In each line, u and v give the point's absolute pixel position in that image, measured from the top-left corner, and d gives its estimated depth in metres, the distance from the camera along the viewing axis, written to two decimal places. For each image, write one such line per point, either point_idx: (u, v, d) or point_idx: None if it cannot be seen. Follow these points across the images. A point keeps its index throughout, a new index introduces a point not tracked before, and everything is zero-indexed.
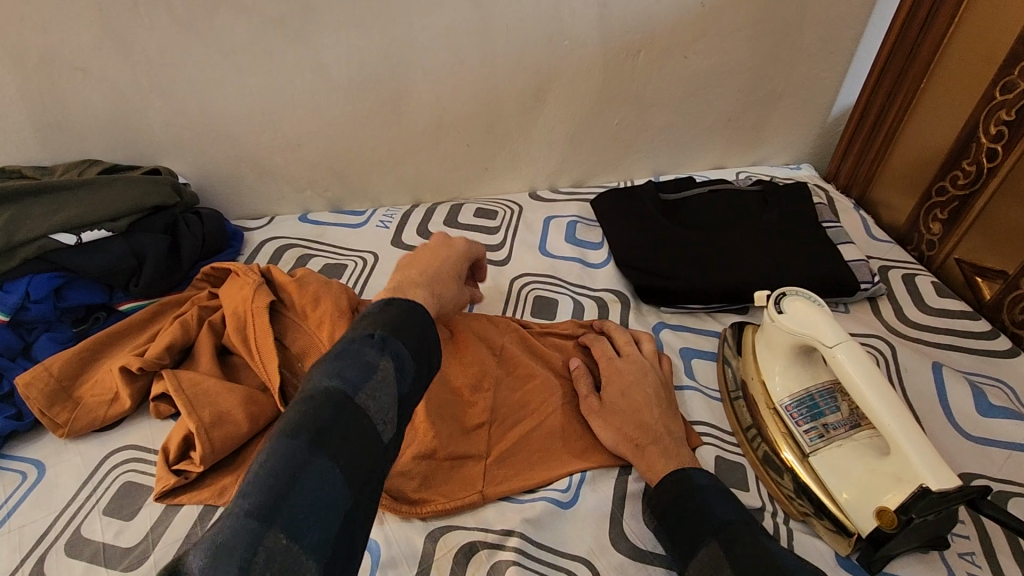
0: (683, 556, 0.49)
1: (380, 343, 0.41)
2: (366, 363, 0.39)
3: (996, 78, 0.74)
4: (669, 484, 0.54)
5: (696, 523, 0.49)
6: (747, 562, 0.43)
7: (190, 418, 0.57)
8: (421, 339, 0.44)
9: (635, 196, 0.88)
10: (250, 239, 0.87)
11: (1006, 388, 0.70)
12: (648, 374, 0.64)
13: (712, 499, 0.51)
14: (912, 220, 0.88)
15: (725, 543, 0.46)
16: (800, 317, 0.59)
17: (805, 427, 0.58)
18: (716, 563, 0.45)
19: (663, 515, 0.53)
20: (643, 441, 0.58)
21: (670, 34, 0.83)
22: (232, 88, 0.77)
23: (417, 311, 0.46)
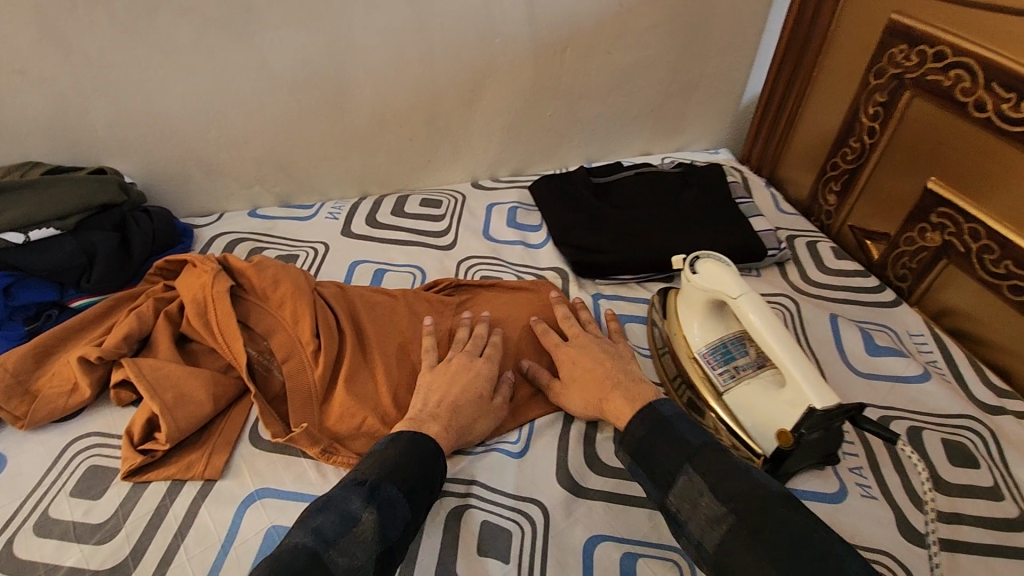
0: (662, 486, 0.54)
1: (369, 492, 0.50)
2: (347, 515, 0.48)
3: (871, 65, 0.85)
4: (638, 421, 0.58)
5: (669, 452, 0.54)
6: (728, 487, 0.49)
7: (153, 401, 0.59)
8: (416, 478, 0.53)
9: (569, 180, 0.95)
10: (201, 235, 0.89)
11: (890, 332, 0.81)
12: (591, 345, 0.68)
13: (680, 425, 0.56)
14: (813, 193, 0.99)
15: (701, 470, 0.52)
16: (709, 276, 0.67)
17: (719, 368, 0.66)
18: (697, 490, 0.51)
19: (631, 445, 0.57)
20: (606, 392, 0.62)
21: (593, 32, 0.91)
22: (177, 87, 0.79)
23: (417, 449, 0.55)
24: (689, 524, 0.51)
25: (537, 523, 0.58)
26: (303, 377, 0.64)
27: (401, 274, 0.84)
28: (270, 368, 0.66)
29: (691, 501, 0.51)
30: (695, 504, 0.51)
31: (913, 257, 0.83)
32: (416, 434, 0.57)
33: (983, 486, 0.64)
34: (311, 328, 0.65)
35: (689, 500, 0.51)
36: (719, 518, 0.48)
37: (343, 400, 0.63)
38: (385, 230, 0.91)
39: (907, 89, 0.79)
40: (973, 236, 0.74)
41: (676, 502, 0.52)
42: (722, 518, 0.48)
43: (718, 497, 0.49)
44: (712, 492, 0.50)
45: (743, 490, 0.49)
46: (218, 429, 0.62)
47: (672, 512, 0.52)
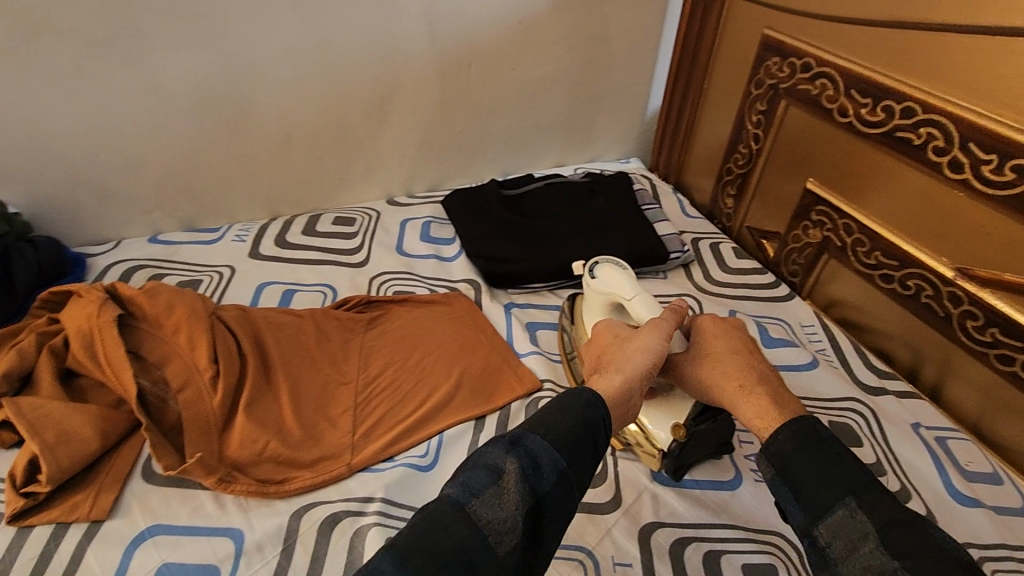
0: (811, 512, 0.42)
1: (511, 443, 0.43)
2: (490, 467, 0.41)
3: (751, 76, 0.91)
4: (787, 434, 0.45)
5: (829, 480, 0.42)
6: (906, 541, 0.38)
7: (32, 441, 0.56)
8: (573, 432, 0.44)
9: (481, 193, 0.97)
10: (96, 264, 0.84)
11: (784, 324, 0.86)
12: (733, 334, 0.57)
13: (842, 451, 0.44)
14: (713, 198, 1.05)
15: (871, 510, 0.40)
16: (608, 279, 0.69)
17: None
18: (862, 531, 0.40)
19: (780, 464, 0.45)
20: (749, 384, 0.51)
21: (496, 49, 0.94)
22: (61, 111, 0.76)
23: (571, 403, 0.46)
24: (845, 570, 0.40)
25: None
26: (201, 407, 0.62)
27: (312, 293, 0.83)
28: (164, 397, 0.64)
29: (849, 545, 0.40)
30: (855, 547, 0.40)
31: (800, 254, 0.89)
32: (583, 390, 0.48)
33: (866, 462, 0.68)
34: (208, 355, 0.63)
35: (848, 541, 0.40)
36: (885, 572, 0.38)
37: (243, 427, 0.61)
38: (296, 250, 0.89)
39: (783, 98, 0.85)
40: (848, 231, 0.80)
41: (827, 536, 0.41)
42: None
43: (890, 548, 0.38)
44: (882, 541, 0.39)
45: (930, 557, 0.37)
46: (108, 465, 0.60)
47: (819, 548, 0.42)
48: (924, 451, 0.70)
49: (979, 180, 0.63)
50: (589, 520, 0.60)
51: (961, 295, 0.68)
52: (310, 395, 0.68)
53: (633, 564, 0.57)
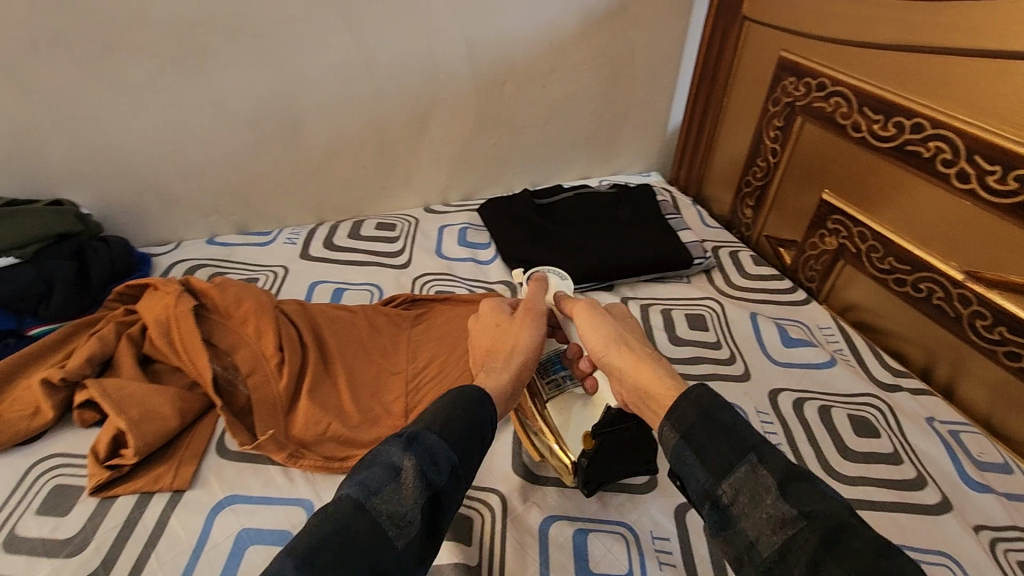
0: (713, 470, 0.46)
1: (406, 443, 0.47)
2: (389, 465, 0.46)
3: (768, 95, 0.97)
4: (688, 403, 0.50)
5: (729, 441, 0.46)
6: (797, 489, 0.43)
7: (119, 417, 0.61)
8: (462, 425, 0.50)
9: (515, 202, 1.04)
10: (159, 263, 0.91)
11: (803, 325, 0.91)
12: (632, 327, 0.66)
13: (738, 418, 0.48)
14: (733, 209, 1.11)
15: (768, 465, 0.45)
16: (540, 286, 0.75)
17: (550, 377, 0.66)
18: (762, 485, 0.44)
19: (685, 428, 0.49)
20: (650, 357, 0.58)
21: (528, 69, 1.01)
22: (135, 121, 0.83)
23: (459, 400, 0.52)
24: (746, 522, 0.43)
25: (496, 508, 0.62)
26: (268, 390, 0.67)
27: (360, 292, 0.89)
28: (234, 382, 0.69)
29: (752, 498, 0.44)
30: (756, 499, 0.44)
31: (816, 260, 0.95)
32: (476, 390, 0.53)
33: (883, 452, 0.73)
34: (274, 342, 0.69)
35: (750, 494, 0.44)
36: (784, 519, 0.42)
37: (307, 408, 0.67)
38: (343, 252, 0.96)
39: (798, 115, 0.92)
40: (861, 238, 0.86)
41: (729, 493, 0.45)
42: (793, 522, 0.42)
43: (788, 498, 0.43)
44: (778, 491, 0.43)
45: (819, 503, 0.42)
46: (184, 443, 0.65)
47: (721, 506, 0.45)
48: (937, 441, 0.74)
49: (984, 189, 0.68)
50: (629, 499, 0.65)
51: (970, 296, 0.73)
52: (365, 383, 0.73)
53: (671, 539, 0.61)
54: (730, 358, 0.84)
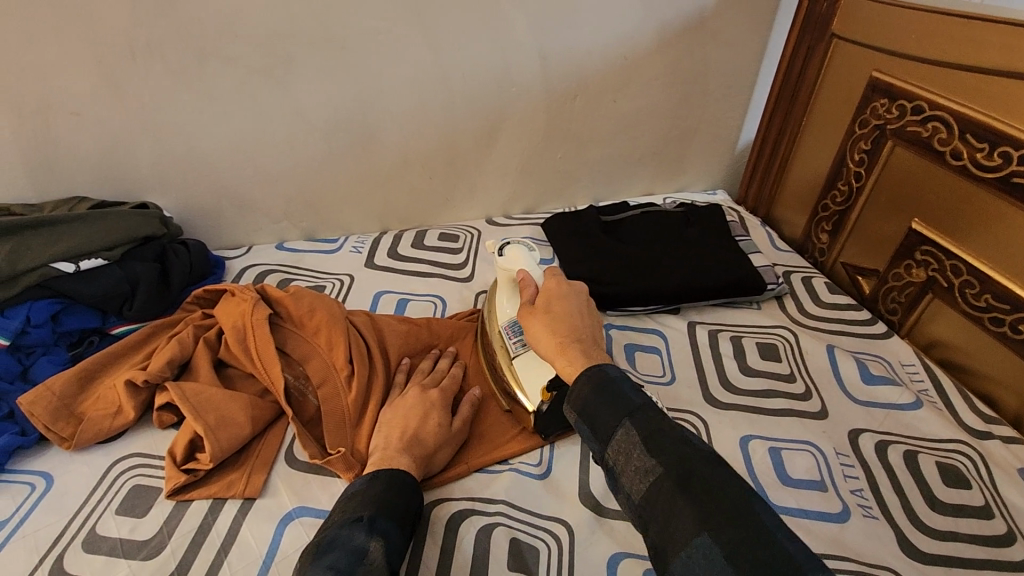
0: (601, 437, 0.51)
1: (368, 525, 0.51)
2: (355, 547, 0.49)
3: (855, 116, 0.93)
4: (584, 381, 0.55)
5: (611, 411, 0.51)
6: (660, 440, 0.47)
7: (197, 421, 0.63)
8: (400, 508, 0.54)
9: (580, 218, 1.02)
10: (232, 267, 0.93)
11: (884, 361, 0.86)
12: (569, 302, 0.66)
13: (623, 386, 0.53)
14: (806, 233, 1.06)
15: (639, 423, 0.49)
16: (510, 259, 0.72)
17: (515, 338, 0.71)
18: (633, 443, 0.48)
19: (583, 403, 0.54)
20: (568, 341, 0.61)
21: (600, 83, 0.99)
22: (218, 129, 0.85)
23: (397, 483, 0.56)
24: (623, 478, 0.48)
25: (563, 541, 0.60)
26: (337, 403, 0.68)
27: (423, 303, 0.89)
28: (304, 391, 0.70)
29: (626, 455, 0.48)
30: (629, 457, 0.48)
31: (901, 292, 0.89)
32: (393, 469, 0.58)
33: (977, 506, 0.68)
34: (345, 356, 0.69)
35: (625, 452, 0.49)
36: (648, 470, 0.46)
37: (376, 423, 0.66)
38: (407, 262, 0.96)
39: (888, 138, 0.87)
40: (954, 272, 0.80)
41: (615, 457, 0.49)
42: (654, 473, 0.46)
43: (651, 451, 0.47)
44: (645, 446, 0.48)
45: (680, 452, 0.46)
46: (256, 449, 0.66)
47: (610, 469, 0.50)
48: None
49: None
50: None
51: None
52: None
53: None
54: (806, 393, 0.80)
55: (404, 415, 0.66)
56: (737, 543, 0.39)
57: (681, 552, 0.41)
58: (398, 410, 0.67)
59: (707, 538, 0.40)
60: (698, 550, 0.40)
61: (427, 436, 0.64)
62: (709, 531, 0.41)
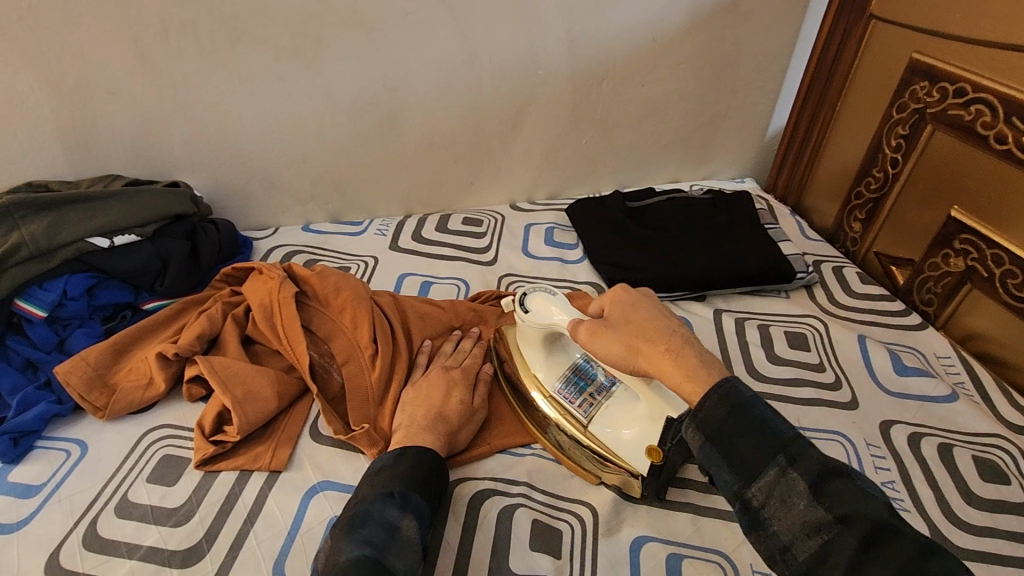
0: (743, 474, 0.44)
1: (399, 501, 0.51)
2: (389, 524, 0.49)
3: (893, 100, 0.90)
4: (716, 399, 0.46)
5: (755, 440, 0.44)
6: (828, 486, 0.41)
7: (225, 395, 0.64)
8: (428, 483, 0.55)
9: (605, 204, 1.01)
10: (259, 247, 0.95)
11: (917, 353, 0.84)
12: (641, 304, 0.57)
13: (766, 411, 0.45)
14: (838, 222, 1.03)
15: (799, 465, 0.42)
16: (540, 310, 0.65)
17: (578, 402, 0.63)
18: (793, 488, 0.42)
19: (714, 428, 0.46)
20: (676, 347, 0.52)
21: (629, 66, 0.97)
22: (248, 110, 0.86)
23: (425, 460, 0.56)
24: (778, 525, 0.42)
25: (586, 522, 0.60)
26: (362, 380, 0.68)
27: (446, 286, 0.89)
28: (328, 369, 0.70)
29: (782, 501, 0.42)
30: (787, 502, 0.42)
31: (937, 283, 0.86)
32: (419, 446, 0.58)
33: (1015, 501, 0.65)
34: (370, 334, 0.69)
35: (782, 497, 0.42)
36: (820, 525, 0.40)
37: (400, 401, 0.67)
38: (431, 245, 0.96)
39: (928, 123, 0.84)
40: (996, 262, 0.77)
41: (761, 495, 0.43)
42: (827, 528, 0.40)
43: (825, 504, 0.41)
44: (811, 494, 0.41)
45: (858, 503, 0.40)
46: (281, 425, 0.66)
47: (753, 507, 0.44)
48: None
49: None
50: (726, 526, 0.60)
51: None
52: None
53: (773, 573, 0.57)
54: (836, 383, 0.78)
55: (427, 395, 0.66)
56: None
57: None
58: (421, 391, 0.67)
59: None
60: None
61: (450, 414, 0.64)
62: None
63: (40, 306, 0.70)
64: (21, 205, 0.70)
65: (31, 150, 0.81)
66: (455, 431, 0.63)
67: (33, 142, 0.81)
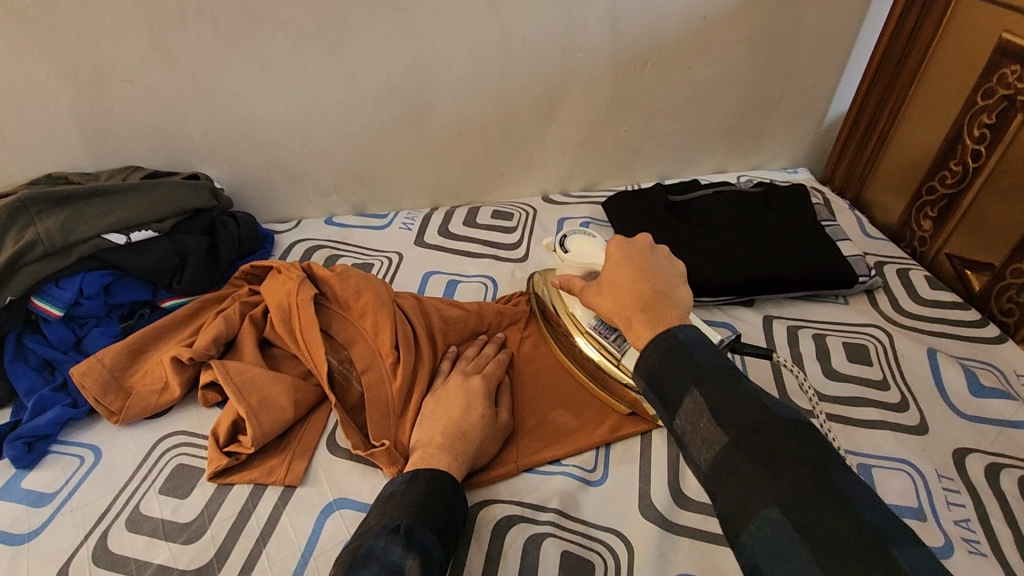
0: (668, 406, 0.47)
1: (405, 538, 0.47)
2: (391, 563, 0.44)
3: (977, 84, 0.80)
4: (652, 344, 0.50)
5: (678, 370, 0.47)
6: (732, 409, 0.43)
7: (239, 404, 0.60)
8: (441, 516, 0.50)
9: (645, 197, 0.94)
10: (281, 241, 0.91)
11: (996, 370, 0.75)
12: (631, 258, 0.57)
13: (697, 350, 0.48)
14: (904, 218, 0.94)
15: (707, 392, 0.44)
16: (581, 251, 0.69)
17: (613, 337, 0.65)
18: (700, 412, 0.44)
19: (648, 370, 0.49)
20: (632, 312, 0.53)
21: (675, 48, 0.89)
22: (270, 97, 0.82)
23: (437, 487, 0.52)
24: (691, 447, 0.44)
25: (621, 557, 0.55)
26: (382, 390, 0.64)
27: (474, 285, 0.84)
28: (348, 377, 0.66)
29: (693, 424, 0.45)
30: (697, 425, 0.44)
31: (1021, 291, 0.76)
32: (433, 470, 0.54)
33: None
34: (391, 341, 0.65)
35: (691, 421, 0.45)
36: (715, 441, 0.43)
37: (420, 415, 0.62)
38: (458, 241, 0.91)
39: (1020, 111, 0.74)
40: None
41: (680, 423, 0.46)
42: (720, 443, 0.42)
43: (720, 422, 0.43)
44: (714, 415, 0.43)
45: (755, 420, 0.42)
46: (299, 434, 0.63)
47: (678, 436, 0.46)
48: None
49: None
50: None
51: None
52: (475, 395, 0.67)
53: None
54: (902, 403, 0.70)
55: (449, 410, 0.61)
56: (808, 520, 0.36)
57: (749, 528, 0.38)
58: (442, 402, 0.63)
59: (778, 516, 0.37)
60: (764, 523, 0.38)
61: (472, 432, 0.59)
62: (780, 508, 0.37)
63: (56, 305, 0.68)
64: (36, 200, 0.68)
65: (50, 141, 0.79)
66: (477, 451, 0.59)
67: (51, 132, 0.79)
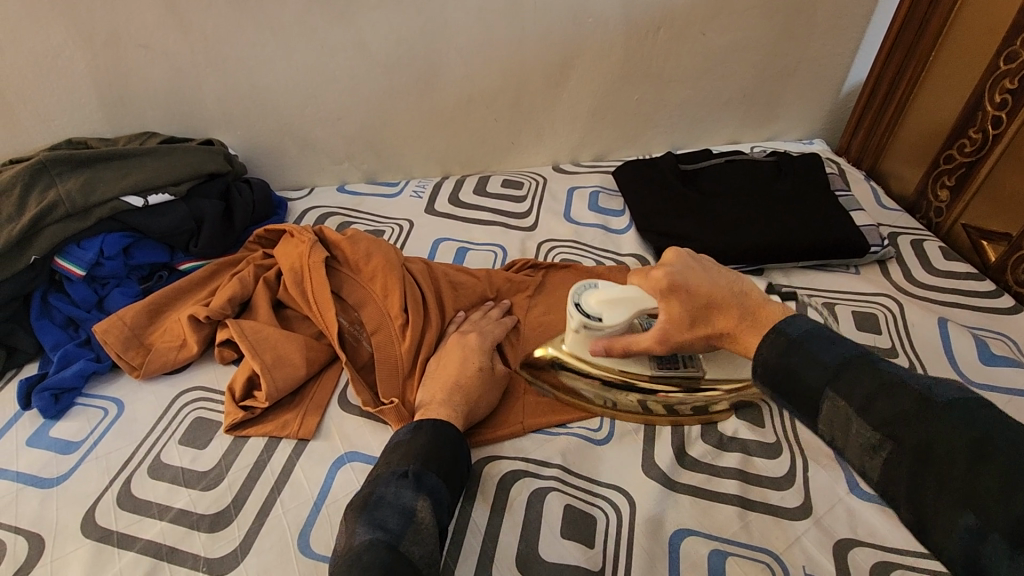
0: (805, 413, 0.46)
1: (414, 483, 0.49)
2: (403, 507, 0.47)
3: (1001, 48, 0.78)
4: (768, 343, 0.49)
5: (807, 371, 0.46)
6: (880, 406, 0.41)
7: (254, 360, 0.63)
8: (447, 460, 0.52)
9: (657, 166, 0.94)
10: (294, 208, 0.93)
11: (1007, 340, 0.74)
12: (687, 273, 0.55)
13: (815, 343, 0.47)
14: (921, 189, 0.92)
15: (847, 392, 0.43)
16: (612, 306, 0.60)
17: (671, 365, 0.63)
18: (846, 415, 0.43)
19: (766, 376, 0.48)
20: (734, 323, 0.53)
21: (689, 13, 0.88)
22: (281, 63, 0.82)
23: (440, 433, 0.54)
24: (848, 452, 0.44)
25: (622, 511, 0.56)
26: (391, 350, 0.66)
27: (483, 252, 0.85)
28: (358, 338, 0.68)
29: (841, 428, 0.44)
30: (847, 429, 0.43)
31: None
32: (434, 419, 0.56)
33: None
34: (400, 303, 0.66)
35: (839, 427, 0.44)
36: (876, 445, 0.41)
37: (426, 374, 0.64)
38: (467, 209, 0.92)
39: None
40: None
41: (828, 430, 0.45)
42: (882, 446, 0.41)
43: (872, 424, 0.42)
44: (862, 416, 0.42)
45: (911, 417, 0.40)
46: (311, 391, 0.65)
47: (829, 442, 0.45)
48: None
49: None
50: (776, 524, 0.55)
51: None
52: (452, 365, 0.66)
53: None
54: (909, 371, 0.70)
55: (453, 369, 0.62)
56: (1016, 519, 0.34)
57: (945, 531, 0.37)
58: (446, 362, 0.64)
59: (976, 522, 0.35)
60: (964, 529, 0.36)
61: (474, 391, 0.61)
62: (977, 512, 0.36)
63: (78, 265, 0.70)
64: (56, 161, 0.70)
65: (69, 106, 0.81)
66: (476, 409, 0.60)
67: (71, 98, 0.80)
